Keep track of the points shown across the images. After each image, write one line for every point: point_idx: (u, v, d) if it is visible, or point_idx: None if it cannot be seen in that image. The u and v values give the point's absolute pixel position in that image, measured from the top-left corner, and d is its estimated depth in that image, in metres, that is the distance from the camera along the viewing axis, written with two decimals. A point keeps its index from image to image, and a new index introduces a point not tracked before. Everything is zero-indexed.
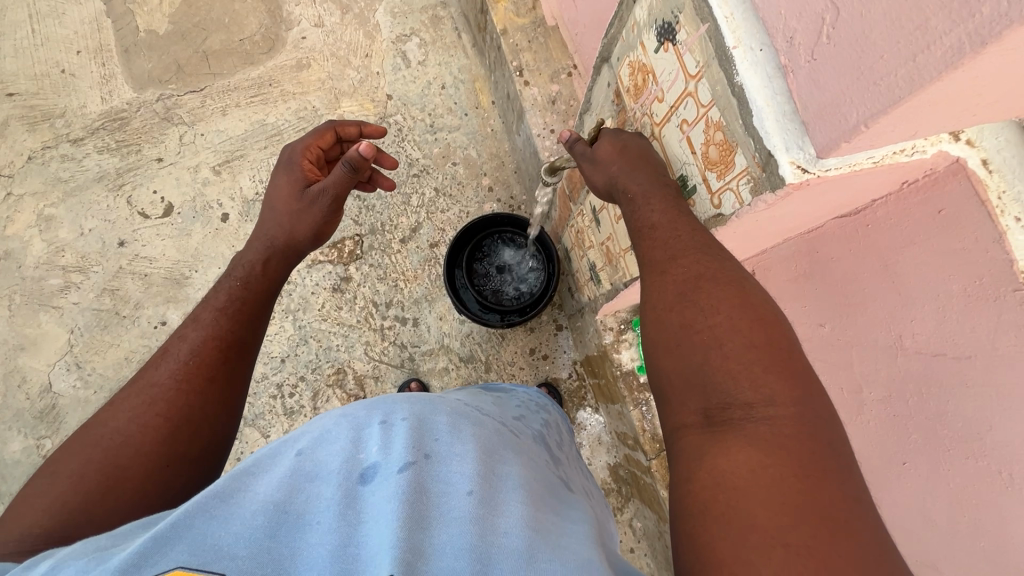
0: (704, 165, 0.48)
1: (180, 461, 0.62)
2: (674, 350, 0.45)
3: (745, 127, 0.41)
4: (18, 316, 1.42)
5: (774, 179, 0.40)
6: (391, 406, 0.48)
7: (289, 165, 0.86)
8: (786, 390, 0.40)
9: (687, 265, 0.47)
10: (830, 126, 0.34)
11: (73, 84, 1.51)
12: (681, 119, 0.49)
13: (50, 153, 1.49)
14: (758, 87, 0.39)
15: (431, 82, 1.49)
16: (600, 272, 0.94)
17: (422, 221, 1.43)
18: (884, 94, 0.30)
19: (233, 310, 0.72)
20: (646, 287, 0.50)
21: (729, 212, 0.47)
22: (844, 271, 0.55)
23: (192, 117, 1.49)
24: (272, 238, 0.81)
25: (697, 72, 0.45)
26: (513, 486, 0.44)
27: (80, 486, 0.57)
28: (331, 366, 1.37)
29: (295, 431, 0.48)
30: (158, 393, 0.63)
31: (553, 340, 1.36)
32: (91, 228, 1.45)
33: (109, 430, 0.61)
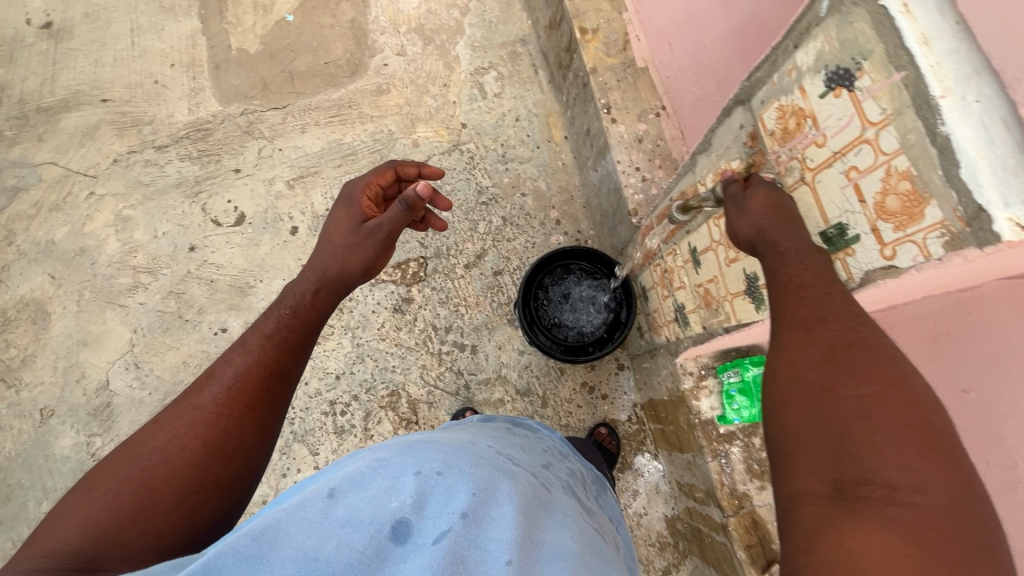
0: (876, 214, 0.46)
1: (213, 489, 0.61)
2: (810, 413, 0.43)
3: (946, 179, 0.40)
4: (85, 311, 1.44)
5: (983, 235, 0.38)
6: (426, 458, 0.54)
7: (348, 201, 0.89)
8: (943, 480, 0.37)
9: (836, 328, 0.46)
10: None
11: (164, 94, 1.58)
12: (850, 165, 0.48)
13: (135, 157, 1.54)
14: (972, 139, 0.38)
15: (505, 113, 1.52)
16: (689, 314, 0.91)
17: (488, 248, 1.42)
18: None
19: (279, 338, 0.71)
20: (782, 342, 0.48)
21: (905, 264, 0.45)
22: (1000, 337, 0.52)
23: (272, 133, 1.54)
24: (326, 268, 0.81)
25: (881, 120, 0.44)
26: (553, 555, 0.47)
27: (115, 508, 0.56)
28: (385, 387, 1.35)
29: (335, 475, 0.54)
30: (200, 416, 0.62)
31: (614, 380, 1.32)
32: (165, 231, 1.49)
33: (148, 450, 0.60)
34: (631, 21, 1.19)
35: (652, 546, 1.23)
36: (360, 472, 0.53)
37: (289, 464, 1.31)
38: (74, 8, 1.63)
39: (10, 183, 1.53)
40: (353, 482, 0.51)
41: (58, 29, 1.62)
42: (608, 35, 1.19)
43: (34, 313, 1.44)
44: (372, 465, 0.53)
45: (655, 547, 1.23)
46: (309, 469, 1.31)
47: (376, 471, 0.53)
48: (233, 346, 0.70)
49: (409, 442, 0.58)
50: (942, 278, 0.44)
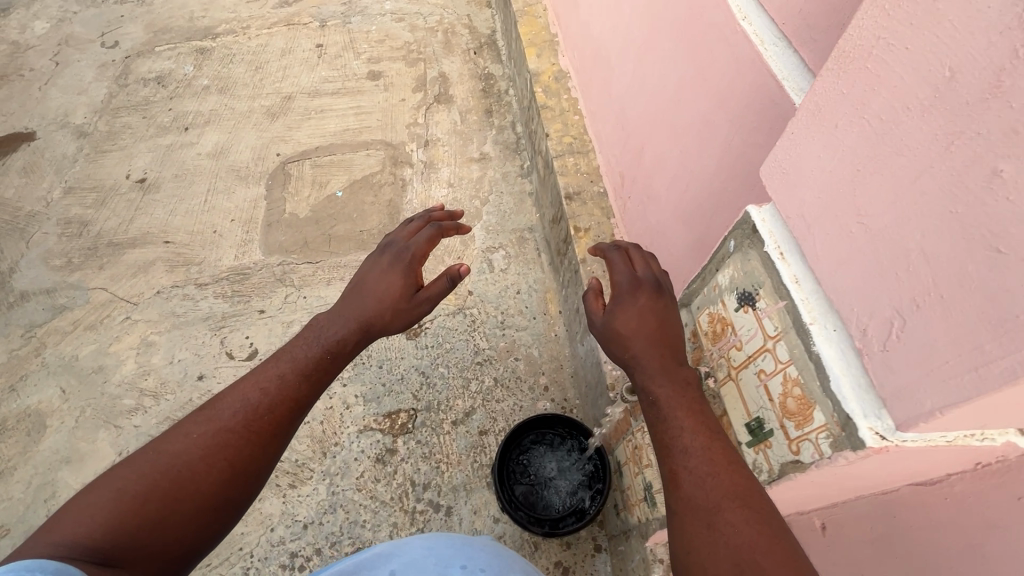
0: (782, 412, 0.55)
1: (224, 504, 0.70)
2: None
3: (823, 388, 0.48)
4: (80, 427, 1.48)
5: (855, 439, 0.45)
6: (472, 557, 0.74)
7: (403, 267, 0.98)
8: None
9: (733, 524, 0.58)
10: (907, 407, 0.41)
11: (218, 241, 1.84)
12: (760, 368, 0.58)
13: (176, 291, 1.73)
14: (836, 358, 0.47)
15: (508, 286, 1.71)
16: (656, 493, 0.93)
17: (476, 407, 1.48)
18: (955, 391, 0.37)
19: (313, 376, 0.83)
20: (691, 534, 0.61)
21: (808, 460, 0.51)
22: (925, 545, 0.54)
23: (301, 282, 1.74)
24: (371, 323, 0.92)
25: (776, 334, 0.54)
26: None
27: (140, 512, 0.63)
28: (351, 544, 1.30)
29: (395, 549, 0.76)
30: (230, 439, 0.72)
31: (589, 562, 1.25)
32: (181, 358, 1.60)
33: (179, 462, 0.68)
34: (617, 225, 1.42)
35: None
36: (414, 556, 0.74)
37: None
38: (168, 170, 2.00)
39: (60, 301, 1.71)
40: (411, 565, 0.73)
41: (149, 184, 1.96)
42: (597, 235, 1.42)
43: (31, 424, 1.49)
44: (425, 554, 0.74)
45: None
46: None
47: (428, 559, 0.74)
48: (269, 377, 0.79)
49: (451, 541, 0.77)
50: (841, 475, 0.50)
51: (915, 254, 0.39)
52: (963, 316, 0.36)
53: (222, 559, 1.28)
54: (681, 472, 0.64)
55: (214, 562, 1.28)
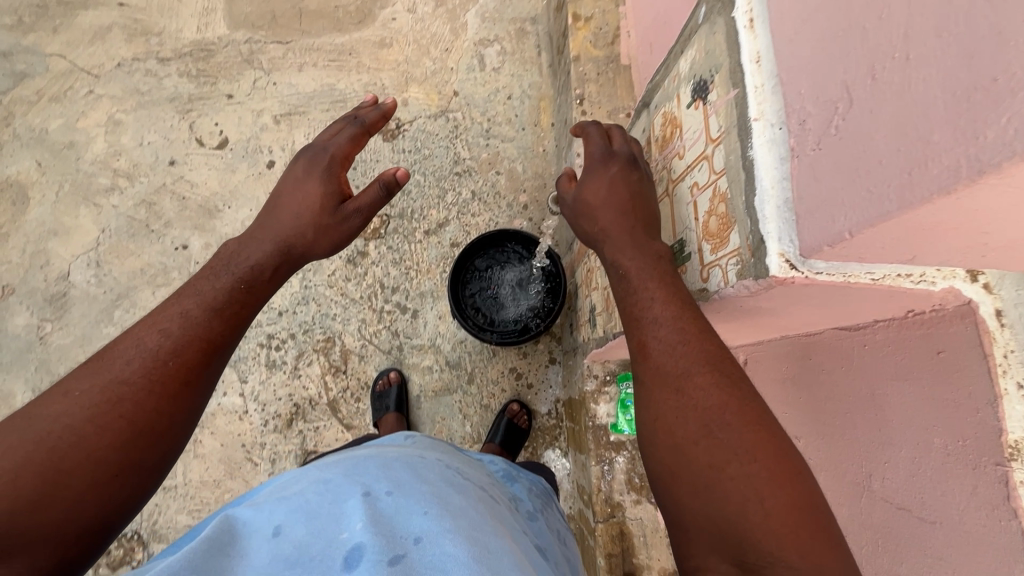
0: (703, 235, 0.52)
1: (133, 470, 0.54)
2: (701, 491, 0.45)
3: (746, 205, 0.45)
4: (62, 203, 1.50)
5: (760, 266, 0.42)
6: (373, 482, 0.58)
7: (326, 172, 0.85)
8: (828, 558, 0.41)
9: (704, 388, 0.48)
10: (818, 227, 0.38)
11: (177, 8, 1.60)
12: (694, 180, 0.53)
13: (137, 65, 1.57)
14: (769, 167, 0.42)
15: (499, 90, 1.50)
16: (597, 316, 0.92)
17: (450, 219, 1.43)
18: (875, 202, 0.33)
19: (229, 313, 0.65)
20: (658, 405, 0.50)
21: (713, 287, 0.50)
22: (829, 387, 0.55)
23: (270, 65, 1.55)
24: (290, 243, 0.77)
25: (717, 136, 0.49)
26: (511, 563, 0.50)
27: (8, 493, 0.48)
28: (322, 333, 1.38)
29: (280, 499, 0.57)
30: (126, 393, 0.55)
31: (542, 372, 1.32)
32: (150, 141, 1.53)
33: (58, 427, 0.52)
34: (626, 14, 1.16)
35: None
36: (304, 500, 0.56)
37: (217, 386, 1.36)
38: None
39: (19, 67, 1.58)
40: (297, 514, 0.54)
41: None
42: (600, 26, 1.17)
43: (15, 195, 1.51)
44: (316, 493, 0.57)
45: None
46: (235, 395, 1.35)
47: (321, 497, 0.57)
48: (170, 314, 0.61)
49: (353, 464, 0.62)
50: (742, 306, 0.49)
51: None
52: (917, 93, 0.30)
53: None
54: (648, 340, 0.52)
55: None
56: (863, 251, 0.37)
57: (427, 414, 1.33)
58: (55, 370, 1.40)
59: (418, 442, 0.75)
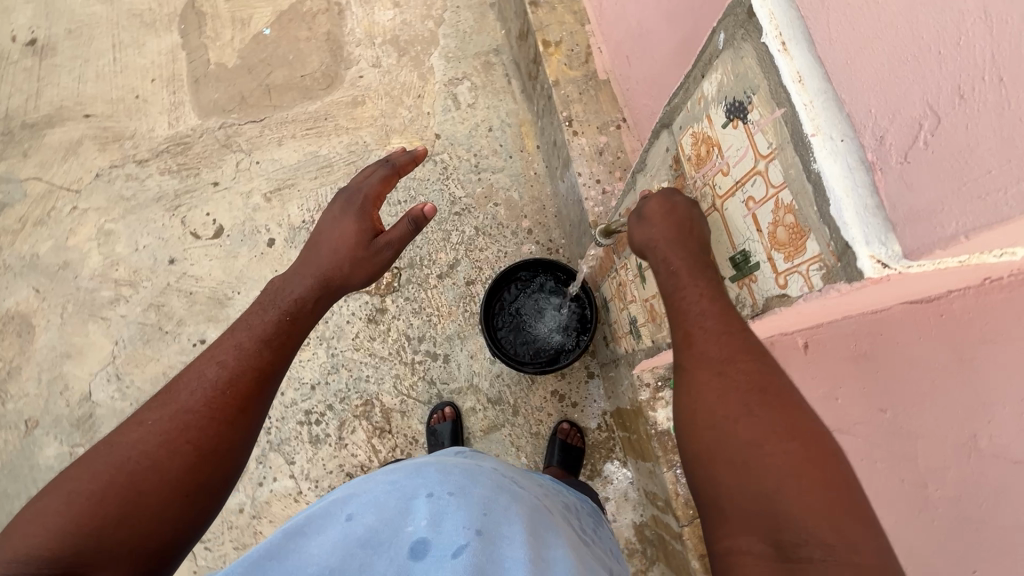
0: (771, 245, 0.54)
1: (199, 492, 0.60)
2: (740, 470, 0.49)
3: (819, 214, 0.46)
4: (69, 324, 1.47)
5: (851, 269, 0.44)
6: (436, 482, 0.62)
7: (359, 211, 0.91)
8: (865, 536, 0.43)
9: (747, 372, 0.52)
10: (920, 231, 0.39)
11: (145, 109, 1.60)
12: (749, 195, 0.56)
13: (117, 172, 1.57)
14: (839, 177, 0.44)
15: (478, 124, 1.53)
16: (641, 327, 0.94)
17: (460, 259, 1.44)
18: (988, 207, 0.35)
19: (277, 343, 0.72)
20: (700, 387, 0.54)
21: (795, 292, 0.52)
22: (910, 360, 0.54)
23: (249, 146, 1.56)
24: (329, 277, 0.84)
25: (769, 152, 0.51)
26: (563, 567, 0.53)
27: (98, 512, 0.55)
28: (359, 397, 1.37)
29: (352, 496, 0.62)
30: (192, 420, 0.62)
31: (584, 388, 1.33)
32: (146, 244, 1.51)
33: (134, 453, 0.58)
34: (593, 33, 1.20)
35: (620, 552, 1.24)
36: (374, 497, 0.61)
37: (266, 474, 1.34)
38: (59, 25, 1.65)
39: None
40: (368, 506, 0.60)
41: (42, 46, 1.65)
42: (571, 48, 1.20)
43: (18, 326, 1.48)
44: (386, 490, 0.62)
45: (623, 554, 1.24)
46: (285, 478, 1.34)
47: (390, 496, 0.61)
48: (226, 349, 0.69)
49: (420, 467, 0.66)
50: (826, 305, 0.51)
51: (973, 16, 0.34)
52: (1017, 107, 0.33)
53: None
54: (694, 330, 0.57)
55: None
56: (968, 250, 0.39)
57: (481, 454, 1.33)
58: None
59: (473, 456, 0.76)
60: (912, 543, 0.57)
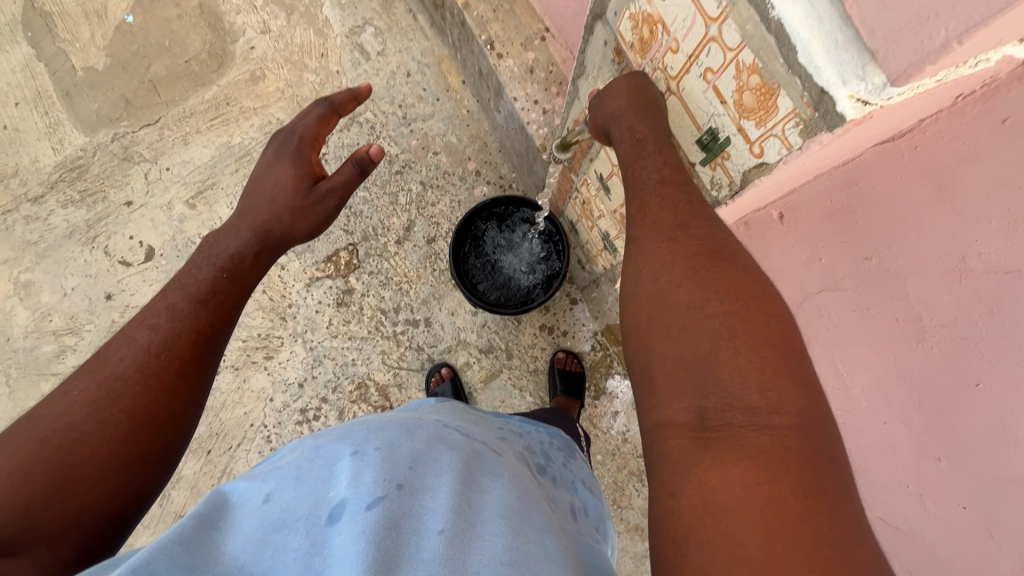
0: (739, 114, 0.52)
1: (140, 460, 0.57)
2: (676, 334, 0.48)
3: (788, 66, 0.44)
4: (18, 390, 1.35)
5: (831, 116, 0.44)
6: (364, 438, 0.53)
7: (296, 155, 0.84)
8: (793, 397, 0.43)
9: (699, 237, 0.52)
10: (905, 51, 0.36)
11: (19, 139, 1.41)
12: (706, 67, 0.52)
13: (12, 216, 1.39)
14: (802, 19, 0.41)
15: (395, 71, 1.42)
16: (615, 240, 0.92)
17: (414, 218, 1.37)
18: (982, 2, 0.32)
19: (215, 303, 0.68)
20: (648, 254, 0.53)
21: (774, 157, 0.51)
22: (888, 199, 0.54)
23: (153, 152, 1.41)
24: (267, 229, 0.78)
25: (720, 14, 0.47)
26: (492, 512, 0.48)
27: (23, 488, 0.51)
28: (351, 382, 1.33)
29: (271, 469, 0.53)
30: (124, 388, 0.58)
31: (570, 315, 1.33)
32: (74, 286, 1.38)
33: (62, 426, 0.55)
34: None
35: (640, 458, 1.29)
36: (296, 468, 0.52)
37: None
38: None
39: None
40: (288, 480, 0.51)
41: None
42: None
43: None
44: (307, 459, 0.53)
45: (644, 458, 1.29)
46: None
47: (312, 465, 0.52)
48: (157, 312, 0.65)
49: (350, 427, 0.57)
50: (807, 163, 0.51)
51: None
52: None
53: (240, 439, 1.31)
54: (650, 199, 0.55)
55: (234, 444, 1.30)
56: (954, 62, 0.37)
57: (487, 403, 1.33)
58: None
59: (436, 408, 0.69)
60: (917, 373, 0.59)
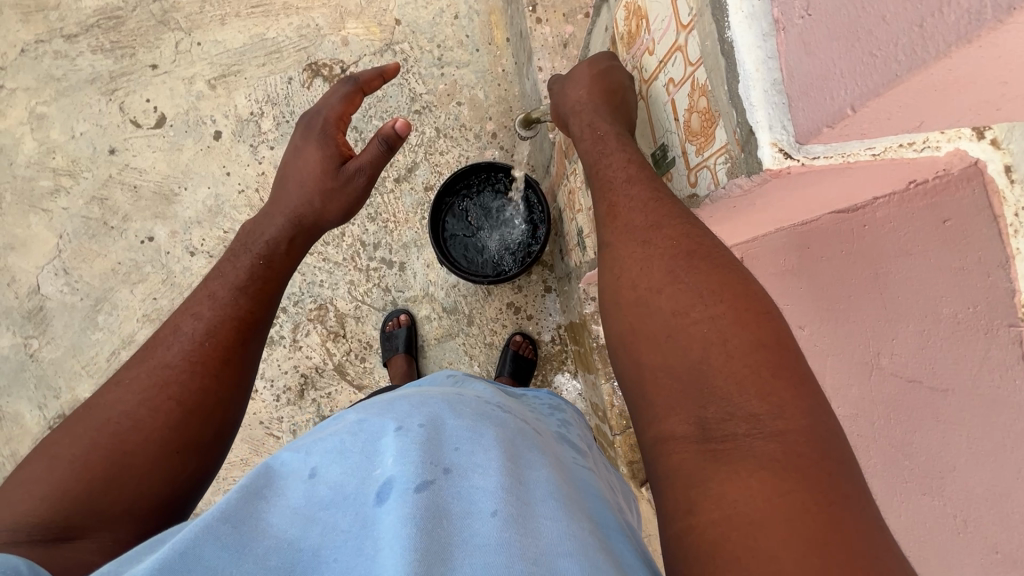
0: (686, 135, 0.49)
1: (190, 447, 0.59)
2: (662, 344, 0.44)
3: (729, 95, 0.40)
4: (9, 215, 1.39)
5: (752, 161, 0.39)
6: (406, 413, 0.50)
7: (323, 137, 0.84)
8: (793, 399, 0.38)
9: (673, 237, 0.47)
10: (816, 106, 0.33)
11: None
12: (670, 77, 0.50)
13: (43, 48, 1.41)
14: (751, 47, 0.37)
15: (443, 10, 1.38)
16: (586, 238, 0.90)
17: (419, 161, 1.36)
18: (881, 67, 0.29)
19: (253, 289, 0.69)
20: (625, 260, 0.49)
21: (703, 191, 0.48)
22: (830, 272, 0.52)
23: (189, 23, 1.40)
24: (300, 215, 0.79)
25: (689, 22, 0.44)
26: (546, 495, 0.44)
27: (83, 474, 0.54)
28: (313, 301, 1.34)
29: (314, 443, 0.51)
30: (170, 374, 0.60)
31: (540, 301, 1.32)
32: (83, 132, 1.40)
33: (118, 414, 0.58)
34: None
35: None
36: (339, 443, 0.49)
37: None
38: None
39: None
40: (332, 456, 0.48)
41: None
42: None
43: None
44: (351, 432, 0.50)
45: None
46: None
47: (355, 439, 0.49)
48: (200, 299, 0.67)
49: (392, 402, 0.54)
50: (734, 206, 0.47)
51: None
52: None
53: None
54: (620, 199, 0.51)
55: None
56: (865, 127, 0.33)
57: (435, 361, 1.34)
58: (54, 386, 1.36)
59: (461, 381, 0.66)
60: None
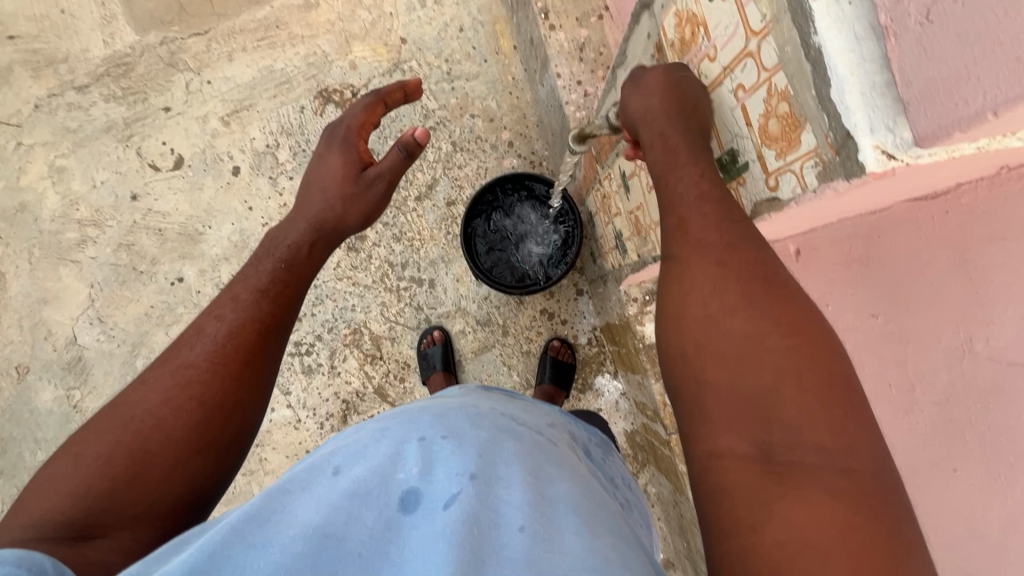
0: (763, 140, 0.50)
1: (209, 448, 0.59)
2: (731, 364, 0.43)
3: (819, 98, 0.41)
4: (39, 269, 1.41)
5: (851, 164, 0.39)
6: (428, 426, 0.51)
7: (345, 144, 0.82)
8: (865, 439, 0.39)
9: (750, 261, 0.45)
10: (940, 108, 0.34)
11: (73, 25, 1.41)
12: (739, 83, 0.51)
13: (56, 101, 1.42)
14: (843, 52, 0.38)
15: (448, 23, 1.38)
16: (626, 241, 0.90)
17: (439, 176, 1.36)
18: (1022, 72, 0.29)
19: (276, 292, 0.69)
20: (694, 276, 0.47)
21: (786, 195, 0.48)
22: (908, 262, 0.53)
23: (197, 63, 1.41)
24: (322, 218, 0.77)
25: (762, 29, 0.45)
26: (567, 510, 0.44)
27: (107, 472, 0.54)
28: (347, 326, 1.35)
29: (335, 449, 0.51)
30: (194, 374, 0.61)
31: (573, 305, 1.32)
32: (103, 180, 1.41)
33: (140, 413, 0.58)
34: None
35: None
36: (362, 446, 0.50)
37: None
38: None
39: None
40: (355, 457, 0.48)
41: None
42: None
43: None
44: (373, 437, 0.50)
45: None
46: (282, 408, 1.34)
47: (380, 444, 0.49)
48: (223, 302, 0.67)
49: (412, 412, 0.55)
50: (819, 207, 0.48)
51: None
52: None
53: None
54: (690, 215, 0.49)
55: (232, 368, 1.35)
56: (992, 127, 0.33)
57: (473, 375, 1.34)
58: None
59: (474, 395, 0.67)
60: (901, 445, 0.58)
